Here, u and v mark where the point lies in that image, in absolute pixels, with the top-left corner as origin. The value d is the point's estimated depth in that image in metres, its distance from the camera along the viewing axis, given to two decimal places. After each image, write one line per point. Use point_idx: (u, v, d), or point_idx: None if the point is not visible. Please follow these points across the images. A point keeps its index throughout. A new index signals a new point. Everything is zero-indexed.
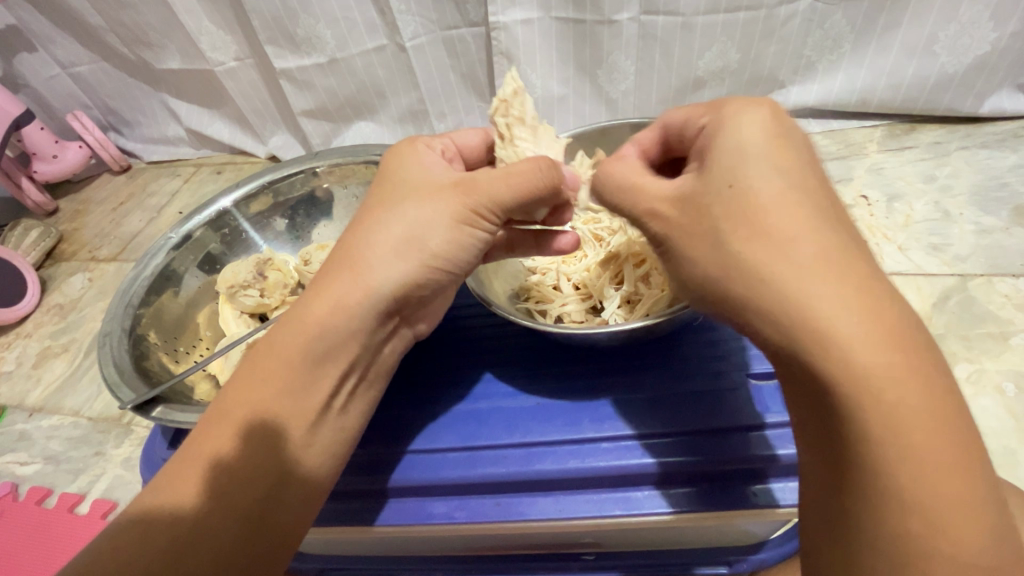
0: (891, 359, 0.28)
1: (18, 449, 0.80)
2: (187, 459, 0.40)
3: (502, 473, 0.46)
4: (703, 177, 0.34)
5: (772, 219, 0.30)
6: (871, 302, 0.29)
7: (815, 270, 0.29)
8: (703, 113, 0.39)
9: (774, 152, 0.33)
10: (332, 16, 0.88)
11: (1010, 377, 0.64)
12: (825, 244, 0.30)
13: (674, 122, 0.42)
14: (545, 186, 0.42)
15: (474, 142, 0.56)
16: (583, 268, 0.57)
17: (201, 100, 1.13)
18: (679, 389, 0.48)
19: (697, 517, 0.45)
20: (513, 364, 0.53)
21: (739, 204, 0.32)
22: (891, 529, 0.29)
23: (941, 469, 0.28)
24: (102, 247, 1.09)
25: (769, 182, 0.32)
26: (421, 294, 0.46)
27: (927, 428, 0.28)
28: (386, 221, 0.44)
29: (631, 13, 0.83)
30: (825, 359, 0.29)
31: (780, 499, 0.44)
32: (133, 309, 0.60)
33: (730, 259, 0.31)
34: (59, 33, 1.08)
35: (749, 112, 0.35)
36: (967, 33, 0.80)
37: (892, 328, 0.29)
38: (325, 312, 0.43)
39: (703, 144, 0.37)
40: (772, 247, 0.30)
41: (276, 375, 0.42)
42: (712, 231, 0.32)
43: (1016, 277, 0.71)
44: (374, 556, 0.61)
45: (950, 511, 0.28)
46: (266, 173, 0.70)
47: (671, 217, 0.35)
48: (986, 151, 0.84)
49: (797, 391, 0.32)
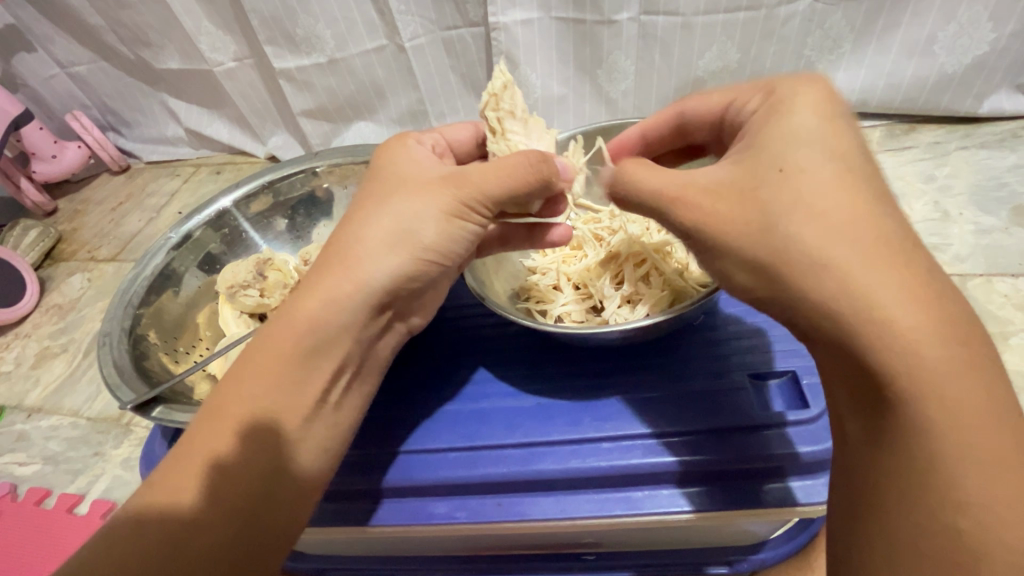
0: (944, 348, 0.30)
1: (17, 450, 0.80)
2: (180, 458, 0.40)
3: (503, 473, 0.46)
4: (750, 163, 0.36)
5: (830, 209, 0.32)
6: (924, 292, 0.31)
7: (873, 258, 0.31)
8: (753, 93, 0.41)
9: (828, 138, 0.35)
10: (331, 15, 0.88)
11: (1009, 377, 0.64)
12: (881, 238, 0.32)
13: (711, 104, 0.44)
14: (535, 180, 0.42)
15: (465, 136, 0.56)
16: (583, 268, 0.56)
17: (201, 100, 1.13)
18: (682, 389, 0.48)
19: (701, 517, 0.45)
20: (510, 362, 0.53)
21: (793, 192, 0.33)
22: (938, 512, 0.30)
23: (991, 453, 0.30)
24: (101, 247, 1.09)
25: (823, 172, 0.34)
26: (413, 287, 0.46)
27: (971, 406, 0.30)
28: (375, 215, 0.44)
29: (630, 13, 0.82)
30: (880, 342, 0.30)
31: (797, 496, 0.44)
32: (132, 309, 0.60)
33: (778, 242, 0.33)
34: (58, 33, 1.08)
35: (804, 92, 0.37)
36: (966, 33, 0.80)
37: (944, 319, 0.31)
38: (317, 306, 0.43)
39: (755, 124, 0.38)
40: (824, 229, 0.32)
41: (272, 372, 0.42)
42: (762, 217, 0.34)
43: (1016, 277, 0.71)
44: (374, 556, 0.60)
45: (1001, 496, 0.29)
46: (266, 173, 0.70)
47: (706, 205, 0.36)
48: (985, 151, 0.84)
49: (843, 379, 0.33)
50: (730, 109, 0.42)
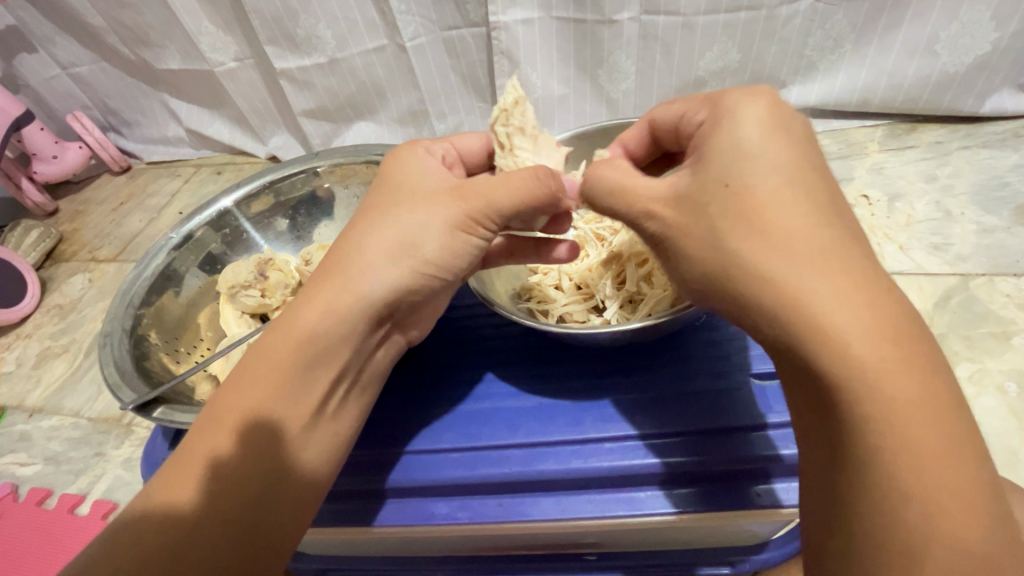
0: (882, 351, 0.30)
1: (18, 450, 0.80)
2: (184, 462, 0.40)
3: (505, 473, 0.46)
4: (702, 176, 0.36)
5: (770, 217, 0.32)
6: (863, 295, 0.31)
7: (809, 264, 0.31)
8: (700, 106, 0.41)
9: (771, 150, 0.34)
10: (332, 16, 0.88)
11: (1012, 377, 0.64)
12: (820, 241, 0.32)
13: (673, 114, 0.44)
14: (544, 194, 0.42)
15: (476, 147, 0.55)
16: (586, 267, 0.56)
17: (202, 100, 1.13)
18: (682, 390, 0.47)
19: (702, 517, 0.45)
20: (512, 362, 0.53)
21: (738, 204, 0.33)
22: (885, 514, 0.30)
23: (933, 454, 0.29)
24: (102, 247, 1.09)
25: (766, 181, 0.33)
26: (412, 299, 0.46)
27: (919, 413, 0.30)
28: (379, 226, 0.44)
29: (631, 13, 0.82)
30: (817, 349, 0.31)
31: (781, 499, 0.44)
32: (134, 310, 0.60)
33: (730, 254, 0.33)
34: (59, 33, 1.08)
35: (749, 101, 0.37)
36: (967, 33, 0.80)
37: (884, 320, 0.30)
38: (318, 317, 0.43)
39: (703, 136, 0.38)
40: (770, 240, 0.32)
41: (268, 379, 0.42)
42: (710, 230, 0.34)
43: (1018, 276, 0.71)
44: (376, 556, 0.60)
45: (942, 496, 0.29)
46: (266, 173, 0.70)
47: (669, 218, 0.37)
48: (987, 150, 0.84)
49: (796, 385, 0.34)
50: (685, 120, 0.42)
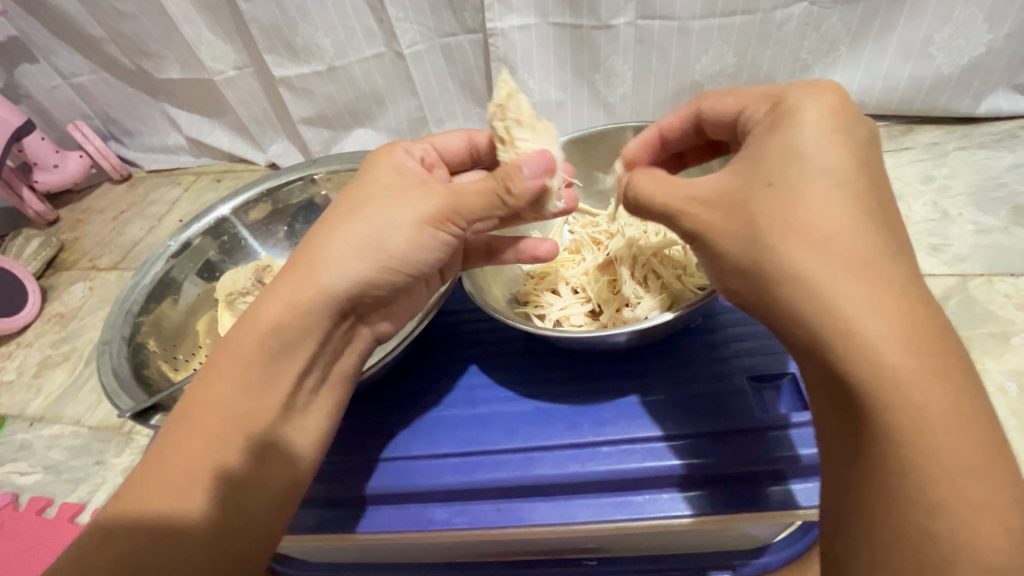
0: (916, 359, 0.30)
1: (19, 459, 0.80)
2: (161, 467, 0.39)
3: (502, 478, 0.46)
4: (746, 175, 0.36)
5: (809, 220, 0.32)
6: (899, 305, 0.31)
7: (842, 269, 0.31)
8: (763, 102, 0.40)
9: (825, 155, 0.34)
10: (330, 24, 0.89)
11: (1012, 377, 0.64)
12: (861, 249, 0.32)
13: (727, 108, 0.43)
14: (505, 192, 0.43)
15: (455, 145, 0.56)
16: (581, 272, 0.57)
17: (202, 109, 1.14)
18: (680, 392, 0.48)
19: (703, 521, 0.45)
20: (509, 367, 0.53)
21: (780, 204, 0.33)
22: (906, 522, 0.30)
23: (966, 467, 0.29)
24: (102, 256, 1.09)
25: (812, 182, 0.33)
26: (378, 293, 0.46)
27: (943, 424, 0.29)
28: (346, 221, 0.45)
29: (627, 19, 0.83)
30: (851, 351, 0.30)
31: (799, 500, 0.43)
32: (132, 317, 0.60)
33: (764, 256, 0.33)
34: (60, 44, 1.08)
35: (812, 103, 0.36)
36: (962, 35, 0.80)
37: (918, 331, 0.30)
38: (280, 310, 0.43)
39: (764, 132, 0.37)
40: (803, 247, 0.32)
41: (235, 375, 0.42)
42: (746, 226, 0.34)
43: (1017, 276, 0.71)
44: (376, 562, 0.60)
45: (975, 510, 0.29)
46: (264, 180, 0.70)
47: (701, 215, 0.37)
48: (983, 151, 0.84)
49: (822, 387, 0.33)
50: (741, 116, 0.41)
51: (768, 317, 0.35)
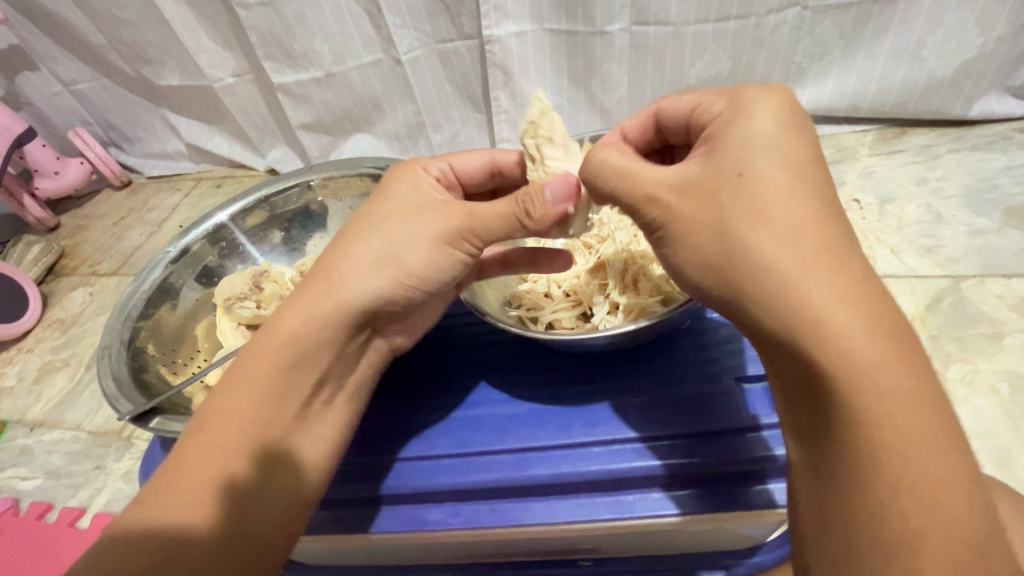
0: (879, 342, 0.30)
1: (19, 464, 0.81)
2: (175, 471, 0.40)
3: (495, 478, 0.47)
4: (711, 165, 0.36)
5: (775, 210, 0.33)
6: (860, 290, 0.31)
7: (809, 256, 0.32)
8: (719, 97, 0.41)
9: (784, 143, 0.35)
10: (328, 31, 0.90)
11: (1004, 377, 0.64)
12: (823, 238, 0.32)
13: (682, 105, 0.43)
14: (525, 215, 0.42)
15: (475, 167, 0.53)
16: (573, 275, 0.57)
17: (202, 115, 1.15)
18: (671, 392, 0.48)
19: (694, 520, 0.45)
20: (501, 368, 0.53)
21: (748, 193, 0.34)
22: (874, 505, 0.30)
23: (926, 446, 0.29)
24: (102, 262, 1.10)
25: (776, 175, 0.34)
26: (393, 309, 0.47)
27: (907, 407, 0.30)
28: (366, 234, 0.46)
29: (621, 25, 0.84)
30: (815, 335, 0.31)
31: (777, 499, 0.44)
32: (131, 322, 0.61)
33: (734, 245, 0.34)
34: (60, 52, 1.09)
35: (767, 99, 0.37)
36: (953, 38, 0.81)
37: (879, 316, 0.31)
38: (301, 322, 0.44)
39: (720, 126, 0.38)
40: (773, 235, 0.33)
41: (254, 385, 0.43)
42: (716, 218, 0.35)
43: (1009, 277, 0.71)
44: (373, 564, 0.61)
45: (935, 491, 0.29)
46: (262, 187, 0.71)
47: (673, 203, 0.37)
48: (976, 154, 0.85)
49: (791, 376, 0.34)
50: (697, 112, 0.42)
51: (737, 308, 0.35)
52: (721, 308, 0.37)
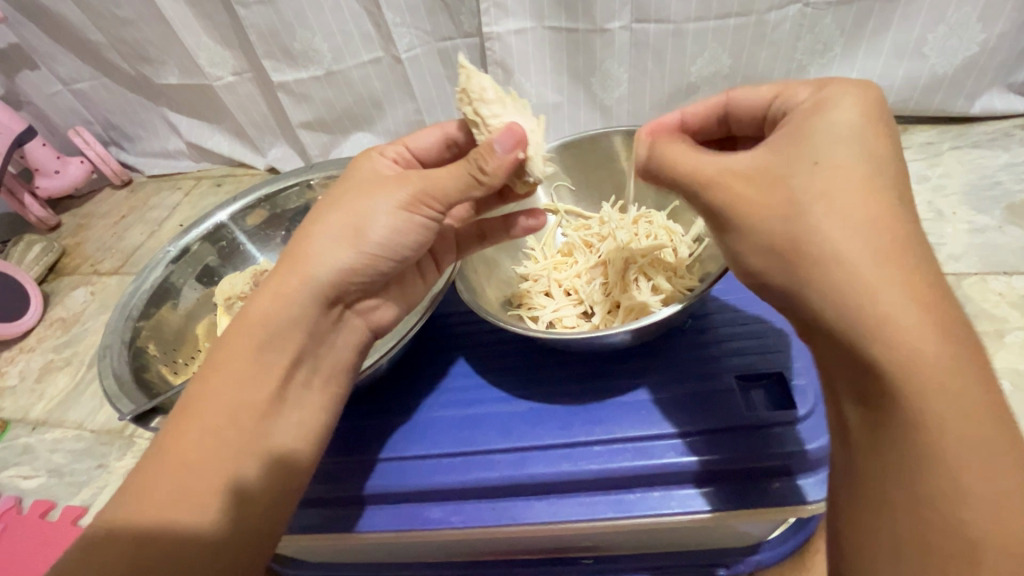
0: (945, 348, 0.30)
1: (22, 463, 0.81)
2: (161, 466, 0.40)
3: (495, 477, 0.47)
4: (783, 153, 0.36)
5: (850, 205, 0.33)
6: (928, 294, 0.31)
7: (878, 256, 0.31)
8: (801, 87, 0.41)
9: (861, 137, 0.35)
10: (327, 30, 0.89)
11: (1005, 375, 0.64)
12: (892, 238, 0.32)
13: (761, 95, 0.44)
14: (478, 172, 0.43)
15: (431, 143, 0.54)
16: (574, 274, 0.57)
17: (202, 114, 1.15)
18: (675, 390, 0.48)
19: (720, 516, 0.45)
20: (501, 367, 0.54)
21: (819, 184, 0.34)
22: (928, 506, 0.30)
23: (988, 452, 0.30)
24: (103, 260, 1.10)
25: (848, 169, 0.34)
26: (364, 282, 0.47)
27: (973, 411, 0.30)
28: (327, 215, 0.47)
29: (622, 22, 0.84)
30: (881, 333, 0.31)
31: (808, 494, 0.44)
32: (132, 322, 0.61)
33: (802, 234, 0.33)
34: (60, 51, 1.09)
35: (849, 93, 0.37)
36: (955, 35, 0.81)
37: (944, 321, 0.31)
38: (267, 303, 0.45)
39: (800, 115, 0.38)
40: (844, 230, 0.32)
41: (228, 370, 0.43)
42: (784, 204, 0.34)
43: (1010, 274, 0.71)
44: (374, 562, 0.61)
45: (996, 496, 0.29)
46: (262, 186, 0.71)
47: (734, 187, 0.37)
48: (977, 151, 0.85)
49: (842, 373, 0.34)
50: (777, 101, 0.42)
51: (795, 300, 0.34)
52: (775, 296, 0.37)
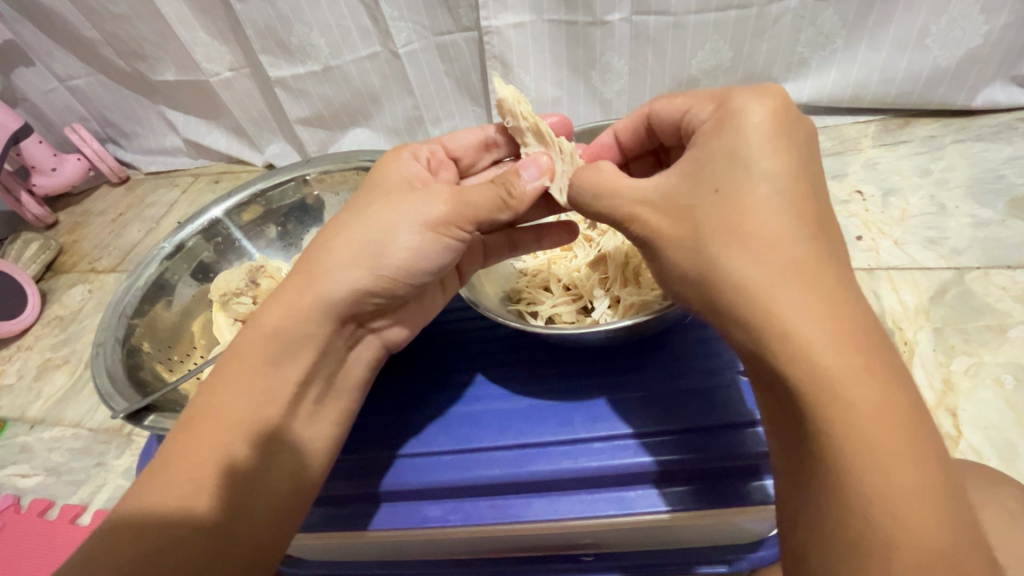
0: (844, 355, 0.30)
1: (19, 462, 0.81)
2: (168, 471, 0.39)
3: (496, 474, 0.46)
4: (689, 181, 0.36)
5: (752, 224, 0.33)
6: (829, 303, 0.31)
7: (781, 273, 0.32)
8: (708, 104, 0.40)
9: (763, 153, 0.34)
10: (325, 25, 0.89)
11: (1009, 369, 0.64)
12: (794, 249, 0.32)
13: (676, 108, 0.43)
14: (507, 195, 0.44)
15: (471, 142, 0.56)
16: (574, 268, 0.56)
17: (199, 110, 1.14)
18: (667, 388, 0.48)
19: (688, 516, 0.45)
20: (499, 363, 0.53)
21: (723, 209, 0.34)
22: (840, 521, 0.30)
23: (893, 459, 0.29)
24: (101, 258, 1.09)
25: (753, 189, 0.34)
26: (378, 301, 0.46)
27: (877, 421, 0.29)
28: (347, 227, 0.45)
29: (622, 14, 0.83)
30: (783, 348, 0.31)
31: (773, 495, 0.43)
32: (127, 319, 0.60)
33: (709, 260, 0.34)
34: (55, 47, 1.09)
35: (753, 105, 0.36)
36: (957, 27, 0.80)
37: (846, 327, 0.31)
38: (281, 316, 0.44)
39: (704, 137, 0.37)
40: (747, 251, 0.33)
41: (240, 381, 0.43)
42: (693, 232, 0.35)
43: (1014, 268, 0.71)
44: (373, 560, 0.60)
45: (901, 507, 0.28)
46: (258, 181, 0.70)
47: (651, 220, 0.37)
48: (980, 144, 0.84)
49: (765, 390, 0.34)
50: (688, 117, 0.41)
51: (719, 322, 0.35)
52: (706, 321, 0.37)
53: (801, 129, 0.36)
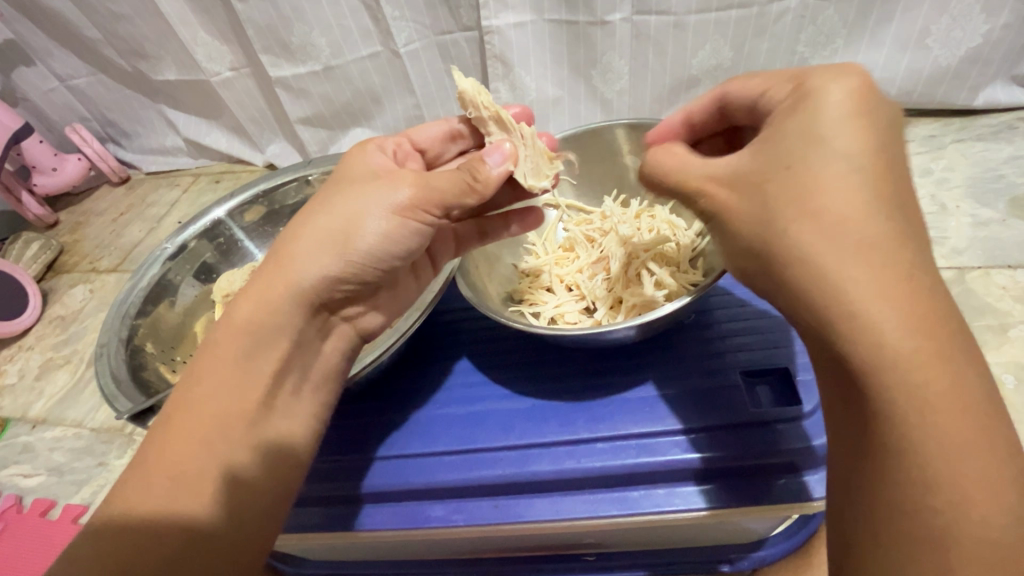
0: (914, 340, 0.30)
1: (21, 462, 0.81)
2: (151, 469, 0.39)
3: (498, 475, 0.46)
4: (762, 157, 0.36)
5: (825, 204, 0.32)
6: (901, 286, 0.31)
7: (851, 254, 0.31)
8: (786, 84, 0.38)
9: (847, 129, 0.33)
10: (325, 24, 0.89)
11: (1009, 369, 0.64)
12: (870, 228, 0.31)
13: (750, 88, 0.41)
14: (472, 179, 0.45)
15: (436, 133, 0.56)
16: (576, 269, 0.57)
17: (200, 110, 1.14)
18: (688, 386, 0.48)
19: (724, 513, 0.45)
20: (501, 363, 0.53)
21: (792, 185, 0.33)
22: (902, 501, 0.30)
23: (959, 444, 0.29)
24: (102, 258, 1.09)
25: (827, 165, 0.32)
26: (351, 287, 0.46)
27: (943, 404, 0.30)
28: (315, 216, 0.45)
29: (623, 14, 0.83)
30: (852, 330, 0.31)
31: (814, 491, 0.43)
32: (129, 320, 0.60)
33: (775, 236, 0.34)
34: (56, 46, 1.08)
35: (834, 85, 0.34)
36: (959, 26, 0.80)
37: (917, 311, 0.30)
38: (252, 308, 0.44)
39: (779, 118, 0.36)
40: (817, 229, 0.32)
41: (216, 374, 0.43)
42: (762, 208, 0.35)
43: (1015, 268, 0.71)
44: (375, 560, 0.60)
45: (964, 490, 0.29)
46: (260, 181, 0.70)
47: (723, 193, 0.37)
48: (981, 144, 0.84)
49: (826, 366, 0.34)
50: (763, 98, 0.39)
51: (782, 300, 0.35)
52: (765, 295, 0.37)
53: (887, 108, 0.34)
